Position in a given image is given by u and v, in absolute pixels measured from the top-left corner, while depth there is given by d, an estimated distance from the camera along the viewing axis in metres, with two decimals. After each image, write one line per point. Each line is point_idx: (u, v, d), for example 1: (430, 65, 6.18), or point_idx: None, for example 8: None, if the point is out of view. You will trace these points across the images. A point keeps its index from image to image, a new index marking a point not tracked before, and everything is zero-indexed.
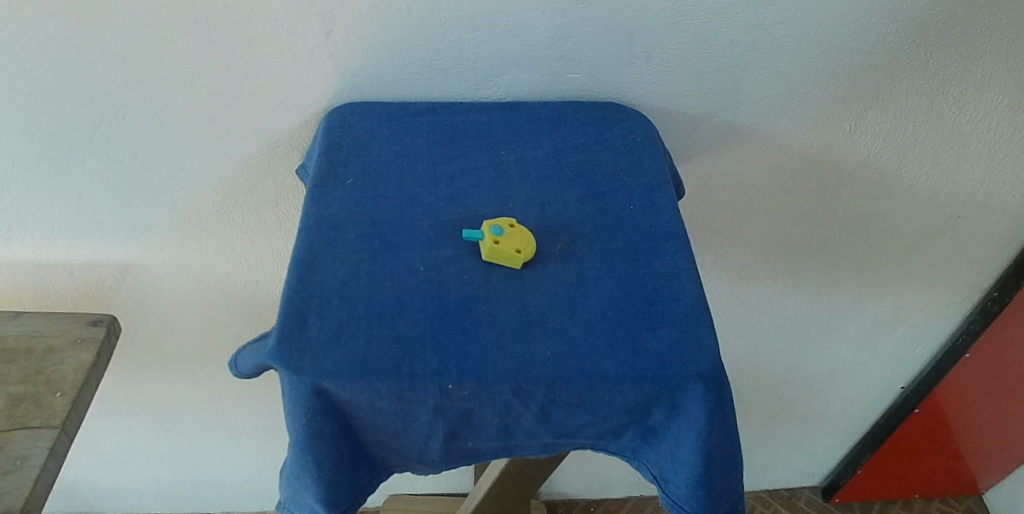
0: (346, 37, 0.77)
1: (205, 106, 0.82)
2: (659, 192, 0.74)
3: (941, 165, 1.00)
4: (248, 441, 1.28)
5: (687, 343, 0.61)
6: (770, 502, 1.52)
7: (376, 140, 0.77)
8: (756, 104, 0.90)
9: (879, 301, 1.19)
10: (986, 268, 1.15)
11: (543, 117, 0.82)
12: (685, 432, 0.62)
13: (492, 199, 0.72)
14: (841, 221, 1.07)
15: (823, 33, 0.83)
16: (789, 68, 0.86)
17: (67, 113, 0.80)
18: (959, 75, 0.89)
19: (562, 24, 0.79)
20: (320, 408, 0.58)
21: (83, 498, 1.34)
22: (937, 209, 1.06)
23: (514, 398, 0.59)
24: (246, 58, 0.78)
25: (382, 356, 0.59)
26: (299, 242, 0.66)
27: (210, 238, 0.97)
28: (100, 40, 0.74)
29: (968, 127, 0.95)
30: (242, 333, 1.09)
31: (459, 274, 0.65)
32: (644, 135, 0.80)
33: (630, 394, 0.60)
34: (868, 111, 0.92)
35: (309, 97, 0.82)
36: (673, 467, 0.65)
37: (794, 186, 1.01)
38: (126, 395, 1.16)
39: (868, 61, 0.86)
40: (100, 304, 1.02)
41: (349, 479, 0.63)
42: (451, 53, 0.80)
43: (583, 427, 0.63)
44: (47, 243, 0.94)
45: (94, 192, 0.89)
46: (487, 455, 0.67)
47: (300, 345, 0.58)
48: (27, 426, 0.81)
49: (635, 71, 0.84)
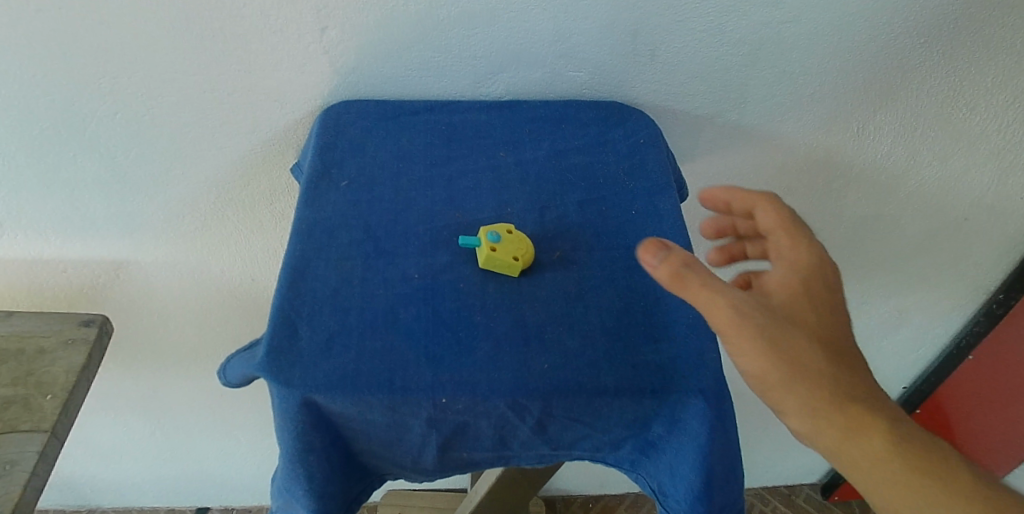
0: (341, 34, 0.75)
1: (197, 104, 0.80)
2: (661, 195, 0.72)
3: (950, 167, 0.97)
4: (246, 438, 1.27)
5: (688, 356, 0.60)
6: (768, 500, 1.51)
7: (372, 140, 0.76)
8: (762, 103, 0.88)
9: (883, 301, 1.18)
10: (992, 270, 1.13)
11: (543, 117, 0.80)
12: (685, 446, 0.61)
13: (490, 202, 0.71)
14: (847, 223, 1.05)
15: (833, 31, 0.80)
16: (797, 67, 0.84)
17: (57, 110, 0.78)
18: (970, 76, 0.86)
19: (564, 20, 0.77)
20: (310, 420, 0.57)
21: (80, 492, 1.33)
22: (943, 210, 1.03)
23: (510, 411, 0.58)
24: (240, 54, 0.76)
25: (375, 368, 0.57)
26: (291, 246, 0.64)
27: (205, 235, 0.95)
28: (89, 37, 0.72)
29: (978, 128, 0.92)
30: (238, 330, 1.08)
31: (455, 282, 0.63)
32: (647, 135, 0.79)
33: (630, 408, 0.58)
34: (877, 113, 0.90)
35: (304, 94, 0.80)
36: (672, 481, 0.63)
37: (800, 187, 0.99)
38: (120, 391, 1.14)
39: (878, 61, 0.84)
40: (92, 301, 1.01)
41: (342, 491, 0.62)
42: (449, 51, 0.78)
43: (581, 440, 0.62)
44: (39, 240, 0.92)
45: (86, 189, 0.87)
46: (482, 465, 0.65)
47: (290, 357, 0.57)
48: (17, 430, 0.80)
49: (638, 68, 0.82)
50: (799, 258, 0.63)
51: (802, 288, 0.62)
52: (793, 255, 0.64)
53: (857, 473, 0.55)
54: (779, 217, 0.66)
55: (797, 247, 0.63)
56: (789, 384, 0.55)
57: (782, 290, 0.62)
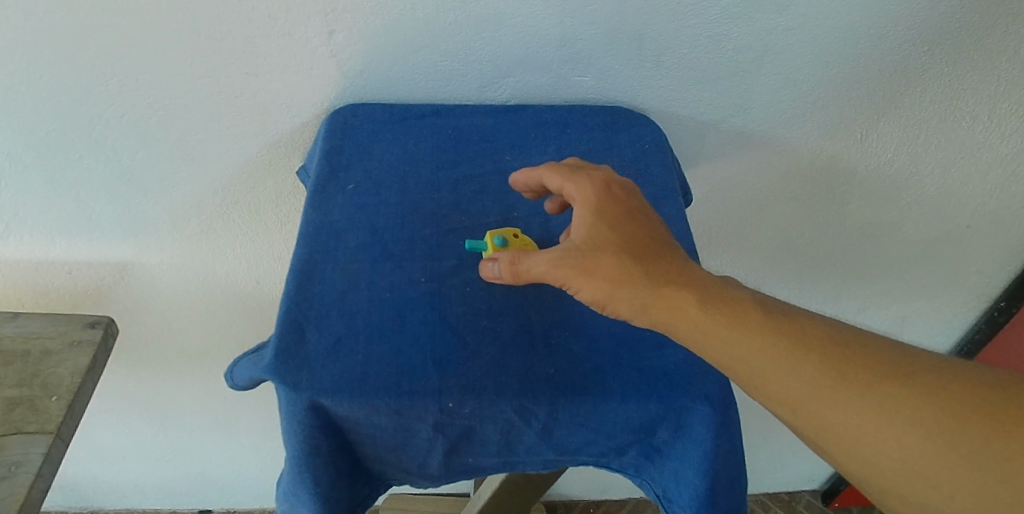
0: (349, 37, 0.75)
1: (204, 106, 0.80)
2: (667, 201, 0.72)
3: (953, 175, 0.97)
4: (248, 440, 1.27)
5: (693, 362, 0.60)
6: (769, 506, 1.51)
7: (379, 143, 0.76)
8: (767, 109, 0.88)
9: (885, 308, 1.18)
10: (994, 278, 1.13)
11: (549, 122, 0.80)
12: (690, 452, 0.61)
13: (496, 207, 0.71)
14: (851, 229, 1.05)
15: (838, 38, 0.81)
16: (801, 74, 0.84)
17: (65, 112, 0.78)
18: (973, 84, 0.87)
19: (570, 25, 0.77)
20: (317, 424, 0.57)
21: (82, 493, 1.33)
22: (946, 218, 1.04)
23: (516, 416, 0.58)
24: (248, 57, 0.76)
25: (382, 371, 0.57)
26: (298, 250, 0.65)
27: (210, 237, 0.95)
28: (98, 38, 0.72)
29: (980, 136, 0.93)
30: (242, 332, 1.08)
31: (461, 286, 0.63)
32: (652, 140, 0.79)
33: (636, 413, 0.59)
34: (880, 120, 0.90)
35: (311, 97, 0.81)
36: (677, 487, 0.63)
37: (803, 193, 0.99)
38: (123, 392, 1.15)
39: (881, 68, 0.84)
40: (97, 303, 1.01)
41: (347, 496, 0.62)
42: (456, 55, 0.78)
43: (586, 445, 0.62)
44: (44, 242, 0.92)
45: (93, 191, 0.87)
46: (487, 470, 0.65)
47: (297, 361, 0.57)
48: (22, 431, 0.80)
49: (644, 74, 0.82)
50: (579, 196, 0.62)
51: (602, 217, 0.61)
52: (576, 189, 0.63)
53: (831, 423, 0.50)
54: (558, 173, 0.64)
55: (584, 192, 0.62)
56: (707, 328, 0.54)
57: (582, 228, 0.61)
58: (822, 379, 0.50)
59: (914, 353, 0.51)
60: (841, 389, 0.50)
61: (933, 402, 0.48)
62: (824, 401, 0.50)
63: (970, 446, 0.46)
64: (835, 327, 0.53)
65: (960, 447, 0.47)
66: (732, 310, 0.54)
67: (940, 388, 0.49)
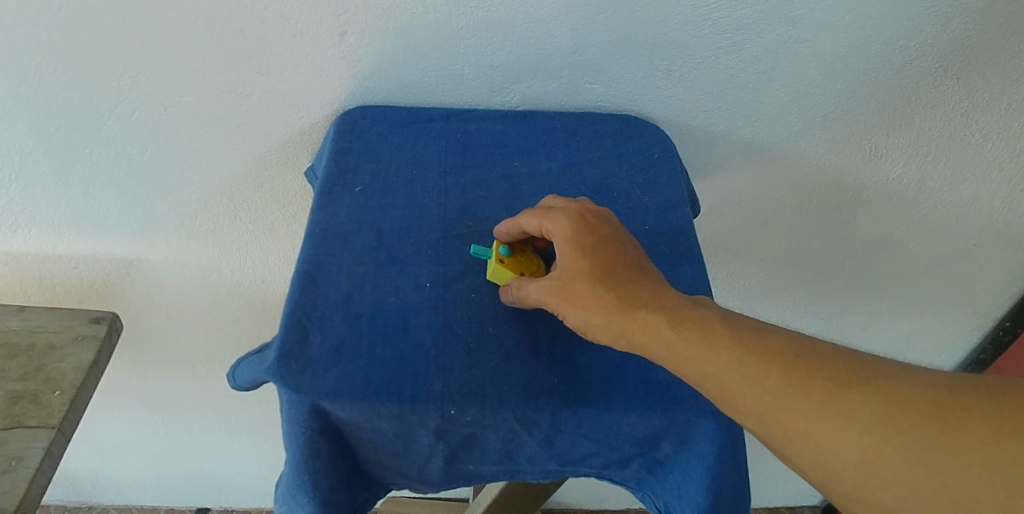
0: (360, 39, 0.75)
1: (214, 104, 0.80)
2: (674, 211, 0.72)
3: (963, 193, 0.97)
4: (248, 440, 1.27)
5: None
6: None
7: (387, 146, 0.76)
8: (777, 121, 0.87)
9: (891, 325, 1.17)
10: (1000, 298, 1.12)
11: (558, 128, 0.80)
12: (693, 467, 0.60)
13: (503, 213, 0.71)
14: (859, 243, 1.04)
15: (850, 52, 0.80)
16: (812, 86, 0.83)
17: (76, 106, 0.78)
18: (984, 102, 0.86)
19: (582, 32, 0.77)
20: (318, 427, 0.57)
21: (82, 488, 1.33)
22: (954, 236, 1.03)
23: (518, 425, 0.58)
24: (259, 57, 0.76)
25: (384, 376, 0.57)
26: (303, 251, 0.64)
27: (216, 235, 0.95)
28: (111, 35, 0.73)
29: (991, 155, 0.92)
30: (245, 331, 1.08)
31: (466, 292, 0.63)
32: (662, 150, 0.79)
33: (639, 425, 0.58)
34: (890, 136, 0.90)
35: (321, 98, 0.81)
36: (678, 501, 0.63)
37: (811, 207, 0.99)
38: (125, 388, 1.15)
39: (893, 83, 0.84)
40: (102, 298, 1.01)
41: (346, 500, 0.62)
42: (467, 59, 0.78)
43: (588, 456, 0.61)
44: (52, 235, 0.93)
45: (101, 186, 0.87)
46: (488, 478, 0.65)
47: (300, 363, 0.57)
48: (24, 425, 0.80)
49: (655, 83, 0.82)
50: (558, 233, 0.61)
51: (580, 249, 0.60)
52: (552, 225, 0.61)
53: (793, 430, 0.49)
54: (534, 214, 0.63)
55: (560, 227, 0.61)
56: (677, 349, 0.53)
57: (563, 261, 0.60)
58: (791, 390, 0.49)
59: (875, 360, 0.50)
60: (808, 399, 0.49)
61: (900, 404, 0.47)
62: (794, 411, 0.49)
63: (937, 443, 0.45)
64: (797, 338, 0.53)
65: (929, 445, 0.45)
66: (698, 325, 0.54)
67: (910, 389, 0.48)
